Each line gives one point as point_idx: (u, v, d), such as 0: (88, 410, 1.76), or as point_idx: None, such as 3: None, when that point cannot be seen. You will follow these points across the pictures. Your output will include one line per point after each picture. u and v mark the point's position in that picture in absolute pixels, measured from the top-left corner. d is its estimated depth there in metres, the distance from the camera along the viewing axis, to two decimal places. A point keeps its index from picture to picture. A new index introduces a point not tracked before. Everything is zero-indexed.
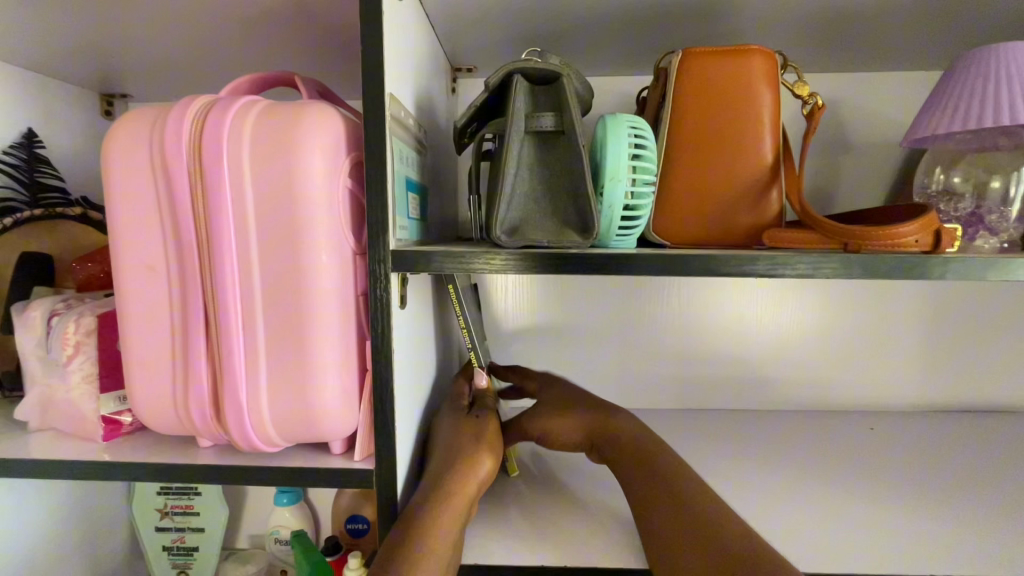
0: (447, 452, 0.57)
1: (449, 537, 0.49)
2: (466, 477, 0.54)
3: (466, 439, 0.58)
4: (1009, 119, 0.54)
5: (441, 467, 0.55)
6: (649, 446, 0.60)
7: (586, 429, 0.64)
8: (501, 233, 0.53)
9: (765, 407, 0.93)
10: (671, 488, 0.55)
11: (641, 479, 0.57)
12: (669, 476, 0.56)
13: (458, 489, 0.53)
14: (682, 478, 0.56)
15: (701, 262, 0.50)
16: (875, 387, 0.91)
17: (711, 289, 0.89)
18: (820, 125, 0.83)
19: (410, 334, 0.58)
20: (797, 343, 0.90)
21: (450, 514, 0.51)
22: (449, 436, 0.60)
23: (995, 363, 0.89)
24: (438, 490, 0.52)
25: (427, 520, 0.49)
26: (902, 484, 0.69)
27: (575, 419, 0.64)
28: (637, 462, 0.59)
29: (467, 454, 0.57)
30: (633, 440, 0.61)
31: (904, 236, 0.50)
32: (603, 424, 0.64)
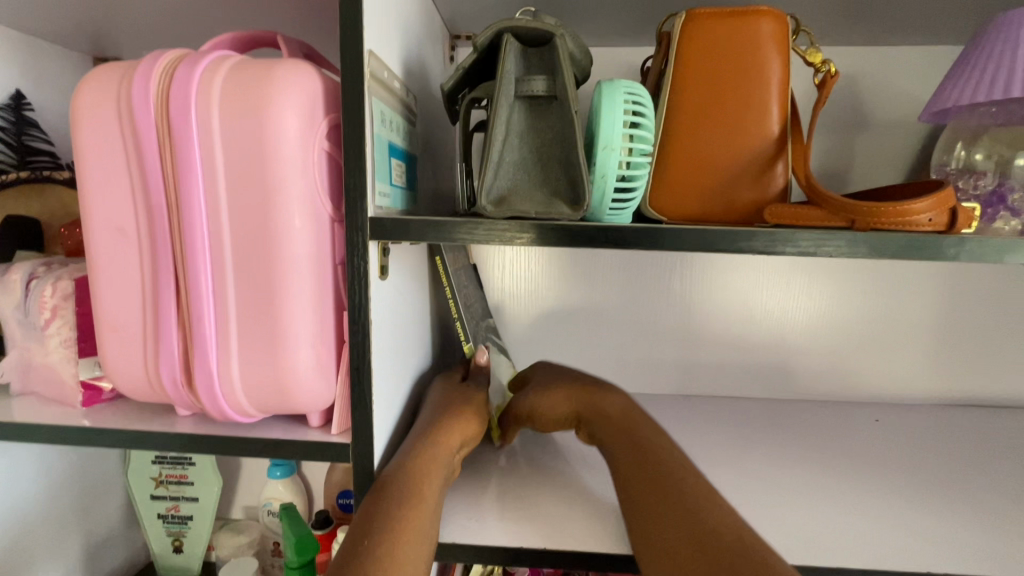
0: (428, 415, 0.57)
1: (436, 483, 0.49)
2: (451, 429, 0.55)
3: (454, 399, 0.60)
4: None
5: (427, 425, 0.55)
6: (636, 421, 0.61)
7: (571, 404, 0.64)
8: (487, 203, 0.51)
9: (765, 395, 0.90)
10: (656, 469, 0.53)
11: (627, 457, 0.56)
12: (655, 464, 0.54)
13: (445, 441, 0.54)
14: (665, 458, 0.55)
15: (696, 237, 0.47)
16: (883, 377, 0.87)
17: (712, 272, 0.86)
18: (835, 102, 0.79)
19: (393, 307, 0.56)
20: (805, 329, 0.87)
21: (436, 463, 0.51)
22: (433, 402, 0.60)
23: (1007, 356, 0.85)
24: (425, 441, 0.52)
25: (413, 464, 0.49)
26: (903, 478, 0.66)
27: (566, 395, 0.65)
28: (630, 436, 0.58)
29: (452, 413, 0.57)
30: (627, 412, 0.62)
31: (915, 214, 0.46)
32: (592, 402, 0.64)
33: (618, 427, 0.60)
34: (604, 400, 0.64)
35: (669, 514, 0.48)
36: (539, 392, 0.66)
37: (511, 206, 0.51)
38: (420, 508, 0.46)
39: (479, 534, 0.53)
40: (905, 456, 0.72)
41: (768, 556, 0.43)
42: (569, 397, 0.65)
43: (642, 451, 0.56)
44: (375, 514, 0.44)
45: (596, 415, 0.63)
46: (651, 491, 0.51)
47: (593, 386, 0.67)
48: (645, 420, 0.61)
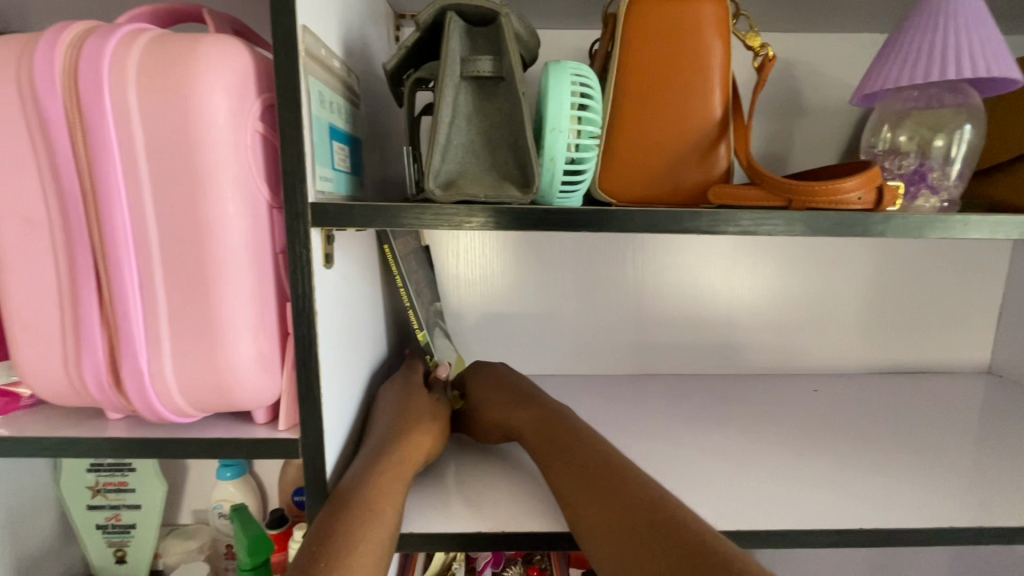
0: (388, 420, 0.56)
1: (394, 495, 0.48)
2: (413, 445, 0.54)
3: (420, 405, 0.60)
4: (983, 75, 0.53)
5: (386, 435, 0.54)
6: (559, 422, 0.61)
7: (501, 423, 0.64)
8: (435, 187, 0.50)
9: (715, 370, 0.93)
10: (586, 465, 0.54)
11: (556, 454, 0.57)
12: (585, 456, 0.55)
13: (408, 455, 0.52)
14: (593, 447, 0.56)
15: (642, 219, 0.48)
16: (821, 348, 0.92)
17: (662, 253, 0.88)
18: (774, 86, 0.81)
19: (339, 297, 0.54)
20: (749, 307, 0.90)
21: (397, 478, 0.49)
22: (393, 403, 0.59)
23: (928, 323, 0.92)
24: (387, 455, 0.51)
25: (373, 482, 0.47)
26: (840, 442, 0.71)
27: (494, 404, 0.66)
28: (554, 439, 0.58)
29: (410, 421, 0.56)
30: (544, 417, 0.62)
31: (847, 192, 0.49)
32: (512, 409, 0.64)
33: (539, 434, 0.60)
34: (527, 410, 0.63)
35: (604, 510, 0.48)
36: (475, 408, 0.67)
37: (460, 190, 0.50)
38: (376, 519, 0.45)
39: (439, 523, 0.53)
40: (839, 423, 0.76)
41: (709, 532, 0.45)
42: (496, 407, 0.65)
43: (569, 449, 0.56)
44: (329, 534, 0.42)
45: (521, 426, 0.62)
46: (587, 487, 0.51)
47: (520, 393, 0.67)
48: (570, 418, 0.62)
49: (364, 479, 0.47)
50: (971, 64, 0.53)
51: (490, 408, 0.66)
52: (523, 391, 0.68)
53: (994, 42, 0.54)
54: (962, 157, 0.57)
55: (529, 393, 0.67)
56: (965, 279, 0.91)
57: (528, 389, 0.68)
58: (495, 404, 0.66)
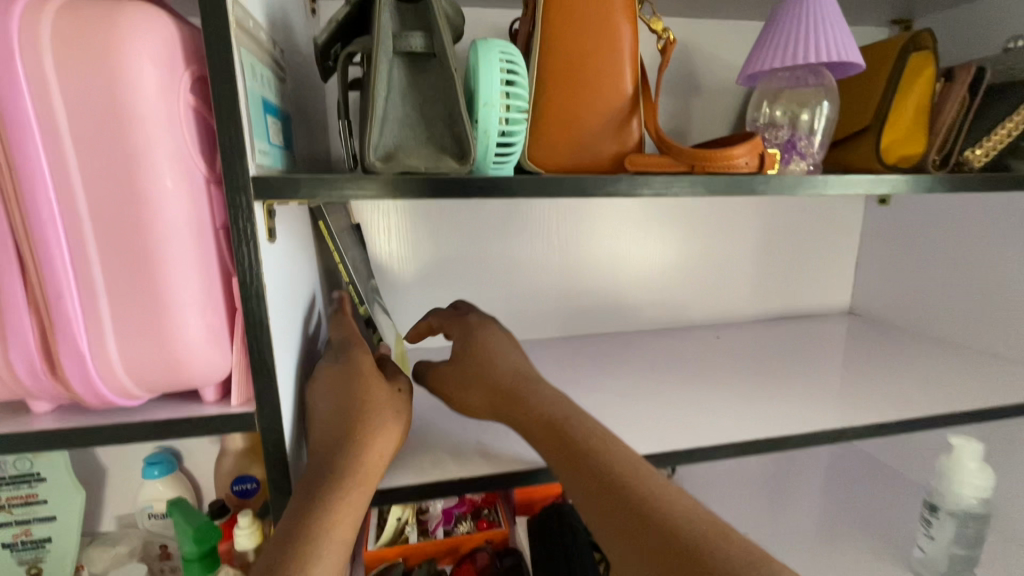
0: (341, 408, 0.54)
1: (354, 509, 0.48)
2: (381, 447, 0.53)
3: (382, 391, 0.57)
4: (835, 59, 0.64)
5: (347, 434, 0.52)
6: (571, 421, 0.55)
7: (490, 400, 0.61)
8: (376, 159, 0.52)
9: (633, 327, 1.04)
10: (603, 475, 0.50)
11: (568, 459, 0.52)
12: (604, 463, 0.51)
13: (374, 455, 0.52)
14: (610, 450, 0.52)
15: (571, 185, 0.54)
16: (721, 302, 1.06)
17: (585, 222, 0.96)
18: (675, 67, 0.90)
19: (282, 271, 0.55)
20: (660, 269, 1.01)
21: (360, 487, 0.50)
22: (347, 381, 0.56)
23: (801, 275, 1.09)
24: (354, 459, 0.51)
25: (338, 494, 0.48)
26: (738, 377, 0.83)
27: (488, 386, 0.61)
28: (564, 442, 0.53)
29: (374, 416, 0.54)
30: (555, 415, 0.56)
31: (736, 158, 0.57)
32: (518, 400, 0.59)
33: (550, 433, 0.55)
34: (530, 403, 0.58)
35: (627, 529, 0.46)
36: (460, 383, 0.63)
37: (399, 162, 0.53)
38: (333, 541, 0.45)
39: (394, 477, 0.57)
40: (736, 363, 0.89)
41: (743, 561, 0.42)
42: (487, 391, 0.61)
43: (583, 454, 0.52)
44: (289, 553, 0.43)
45: (515, 417, 0.58)
46: (610, 502, 0.48)
47: (501, 385, 0.61)
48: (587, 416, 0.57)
49: (333, 489, 0.48)
50: (825, 49, 0.64)
51: (478, 389, 0.61)
52: (504, 381, 0.61)
53: (842, 33, 0.65)
54: (823, 129, 0.69)
55: (511, 381, 0.61)
56: (828, 236, 1.08)
57: (513, 377, 0.61)
58: (485, 390, 0.61)
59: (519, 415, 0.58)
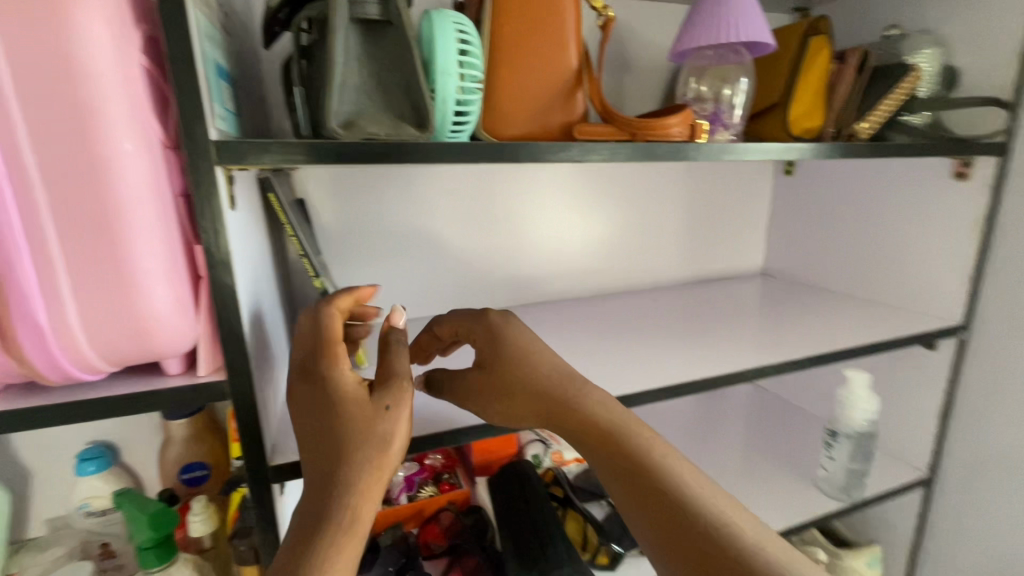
0: (317, 444, 0.46)
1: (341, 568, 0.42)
2: (370, 489, 0.45)
3: (360, 418, 0.46)
4: (756, 40, 0.72)
5: (325, 475, 0.44)
6: (608, 417, 0.56)
7: (538, 414, 0.58)
8: (336, 126, 0.52)
9: (571, 293, 1.13)
10: (635, 468, 0.52)
11: (604, 455, 0.54)
12: (637, 454, 0.53)
13: (358, 497, 0.44)
14: (639, 442, 0.54)
15: (527, 152, 0.58)
16: (647, 268, 1.18)
17: (523, 195, 1.03)
18: (611, 45, 0.95)
19: (243, 240, 0.55)
20: (592, 240, 1.11)
21: (344, 540, 0.43)
22: (318, 407, 0.47)
23: (717, 241, 1.22)
24: (337, 508, 0.43)
25: (320, 556, 0.42)
26: (669, 333, 0.93)
27: (529, 399, 0.58)
28: (601, 437, 0.55)
29: (349, 450, 0.45)
30: (594, 417, 0.56)
31: (671, 127, 0.64)
32: (561, 408, 0.56)
33: (593, 435, 0.55)
34: (576, 410, 0.56)
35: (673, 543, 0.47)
36: (503, 400, 0.59)
37: (359, 129, 0.53)
38: None
39: None
40: (666, 321, 0.99)
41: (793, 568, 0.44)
42: (532, 405, 0.58)
43: (617, 446, 0.54)
44: None
45: (563, 426, 0.57)
46: (639, 491, 0.51)
47: (543, 393, 0.58)
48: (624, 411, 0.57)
49: (310, 556, 0.41)
50: (742, 31, 0.71)
51: (522, 402, 0.58)
52: (547, 388, 0.58)
53: (757, 14, 0.72)
54: (742, 104, 0.77)
55: (555, 389, 0.57)
56: (739, 206, 1.22)
57: (555, 383, 0.58)
58: (529, 404, 0.58)
59: (566, 423, 0.56)
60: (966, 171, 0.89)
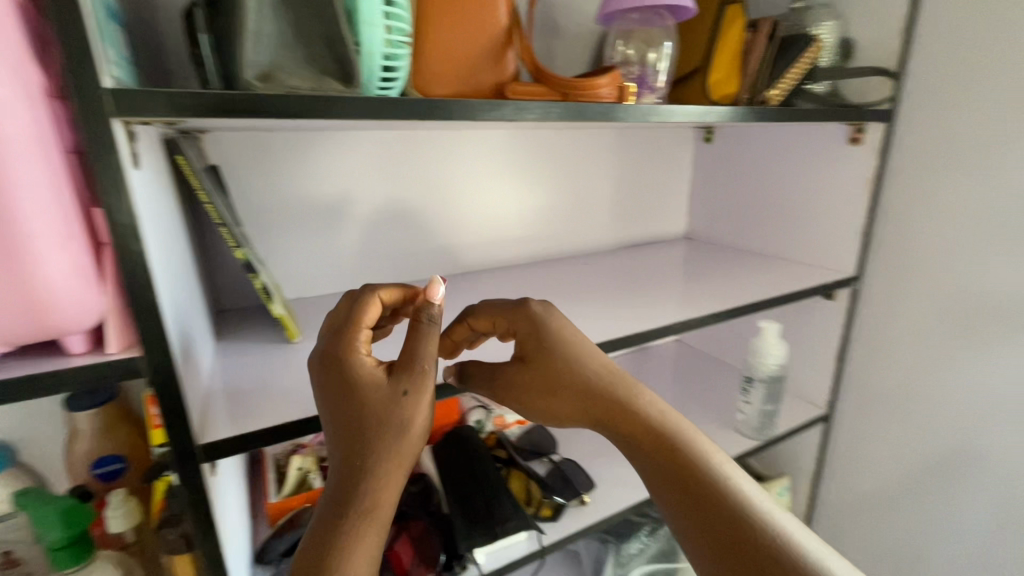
0: (338, 426, 0.47)
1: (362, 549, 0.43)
2: (388, 472, 0.46)
3: (379, 401, 0.48)
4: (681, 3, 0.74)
5: (346, 458, 0.46)
6: (659, 422, 0.58)
7: (586, 413, 0.61)
8: (253, 79, 0.50)
9: (506, 261, 1.14)
10: (686, 475, 0.54)
11: (653, 460, 0.57)
12: (688, 459, 0.55)
13: (377, 479, 0.45)
14: (692, 450, 0.56)
15: (460, 109, 0.56)
16: (579, 235, 1.21)
17: (456, 162, 1.02)
18: (540, 7, 0.94)
19: (151, 204, 0.50)
20: (526, 207, 1.12)
21: (365, 523, 0.44)
22: (339, 391, 0.49)
23: (643, 207, 1.28)
24: (358, 490, 0.45)
25: (342, 535, 0.43)
26: (602, 294, 0.97)
27: (577, 398, 0.61)
28: (654, 443, 0.57)
29: (370, 434, 0.46)
30: (646, 423, 0.58)
31: (601, 88, 0.66)
32: (615, 409, 0.59)
33: (645, 437, 0.58)
34: (630, 414, 0.59)
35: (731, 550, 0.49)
36: (551, 398, 0.62)
37: (279, 83, 0.51)
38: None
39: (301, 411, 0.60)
40: (598, 284, 1.04)
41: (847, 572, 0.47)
42: (579, 403, 0.61)
43: (669, 452, 0.56)
44: None
45: (614, 425, 0.59)
46: (690, 499, 0.53)
47: (595, 390, 0.60)
48: (673, 416, 0.60)
49: (332, 535, 0.43)
50: None
51: (569, 401, 0.61)
52: (599, 389, 0.60)
53: None
54: (665, 69, 0.79)
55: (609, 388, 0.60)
56: (662, 172, 1.28)
57: (606, 380, 0.61)
58: (578, 401, 0.61)
59: (619, 425, 0.59)
60: (859, 136, 0.99)
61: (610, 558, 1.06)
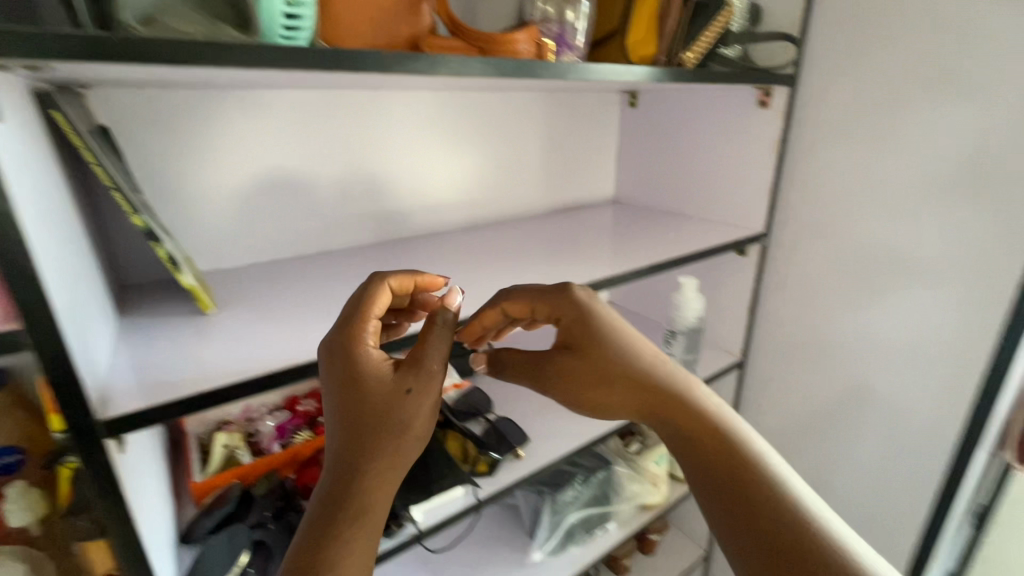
0: (342, 420, 0.51)
1: (360, 538, 0.48)
2: (389, 466, 0.50)
3: (384, 399, 0.52)
4: None
5: (348, 452, 0.50)
6: (703, 417, 0.65)
7: (635, 403, 0.68)
8: (131, 21, 0.46)
9: (436, 227, 1.13)
10: (728, 467, 0.61)
11: (696, 453, 0.64)
12: (732, 451, 0.63)
13: (376, 473, 0.50)
14: (735, 445, 0.63)
15: (372, 60, 0.54)
16: (509, 199, 1.22)
17: (379, 123, 0.98)
18: None
19: (21, 161, 0.45)
20: (454, 171, 1.11)
21: (363, 515, 0.49)
22: (345, 386, 0.52)
23: (571, 171, 1.30)
24: (359, 482, 0.49)
25: (341, 524, 0.48)
26: (531, 258, 0.99)
27: (626, 390, 0.68)
28: (701, 436, 0.64)
29: (373, 432, 0.50)
30: (693, 416, 0.66)
31: (518, 43, 0.66)
32: (663, 402, 0.67)
33: (691, 430, 0.65)
34: (679, 407, 0.66)
35: (761, 530, 0.56)
36: (602, 390, 0.68)
37: (163, 26, 0.47)
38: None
39: (219, 380, 0.58)
40: (528, 247, 1.05)
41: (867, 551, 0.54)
42: (628, 395, 0.68)
43: (711, 444, 0.63)
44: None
45: (664, 416, 0.67)
46: (731, 491, 0.60)
47: (643, 381, 0.67)
48: (717, 411, 0.67)
49: (330, 529, 0.48)
50: None
51: (619, 393, 0.68)
52: (649, 386, 0.67)
53: None
54: (582, 28, 0.79)
55: (655, 380, 0.67)
56: (588, 136, 1.30)
57: (649, 371, 0.68)
58: (626, 392, 0.68)
59: (668, 416, 0.66)
60: (767, 99, 1.04)
61: (547, 506, 1.11)
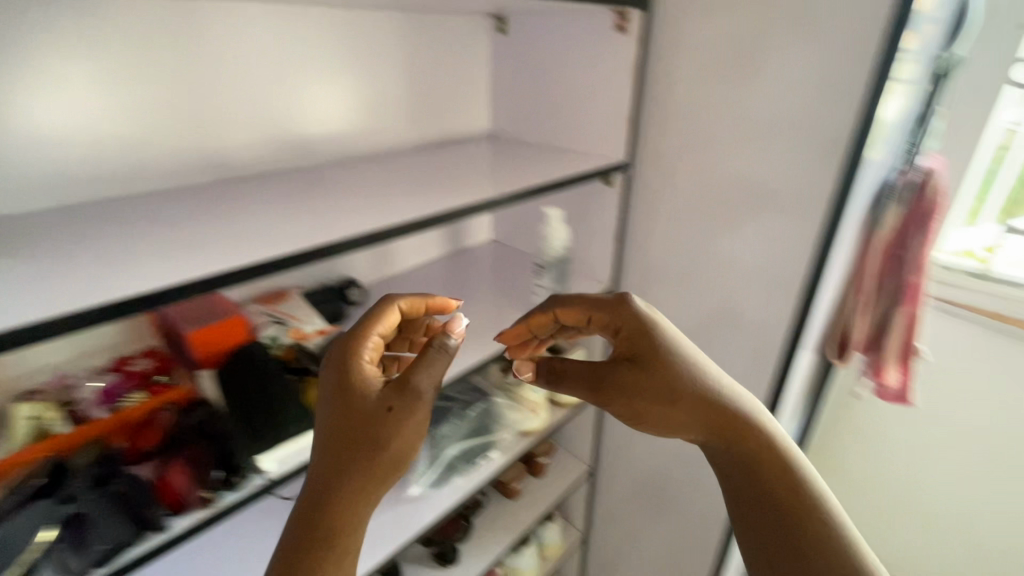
0: (329, 431, 0.58)
1: (336, 544, 0.55)
2: (365, 479, 0.57)
3: (367, 415, 0.58)
4: None
5: (330, 463, 0.57)
6: (761, 435, 0.71)
7: (698, 422, 0.72)
8: None
9: (288, 165, 1.01)
10: (783, 482, 0.69)
11: (752, 470, 0.70)
12: (788, 470, 0.69)
13: (353, 486, 0.56)
14: (790, 464, 0.70)
15: None
16: (373, 132, 1.12)
17: (204, 39, 0.83)
18: None
19: None
20: (304, 101, 0.99)
21: (340, 525, 0.55)
22: (334, 399, 0.60)
23: (439, 100, 1.22)
24: (338, 493, 0.56)
25: (320, 529, 0.55)
26: (390, 193, 0.94)
27: (691, 408, 0.72)
28: (762, 457, 0.70)
29: (354, 449, 0.57)
30: (755, 437, 0.71)
31: None
32: (725, 417, 0.72)
33: (745, 445, 0.71)
34: (739, 423, 0.72)
35: (794, 539, 0.65)
36: (668, 410, 0.72)
37: None
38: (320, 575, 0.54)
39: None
40: (390, 183, 0.99)
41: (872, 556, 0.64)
42: (690, 413, 0.72)
43: (766, 459, 0.70)
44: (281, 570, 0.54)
45: (725, 431, 0.72)
46: (786, 507, 0.67)
47: (704, 400, 0.72)
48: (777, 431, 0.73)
49: (309, 529, 0.55)
50: None
51: (680, 411, 0.72)
52: (717, 409, 0.72)
53: None
54: None
55: (719, 401, 0.73)
56: (456, 63, 1.22)
57: (710, 388, 0.73)
58: (687, 409, 0.72)
59: (731, 435, 0.71)
60: (625, 23, 1.03)
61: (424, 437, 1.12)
